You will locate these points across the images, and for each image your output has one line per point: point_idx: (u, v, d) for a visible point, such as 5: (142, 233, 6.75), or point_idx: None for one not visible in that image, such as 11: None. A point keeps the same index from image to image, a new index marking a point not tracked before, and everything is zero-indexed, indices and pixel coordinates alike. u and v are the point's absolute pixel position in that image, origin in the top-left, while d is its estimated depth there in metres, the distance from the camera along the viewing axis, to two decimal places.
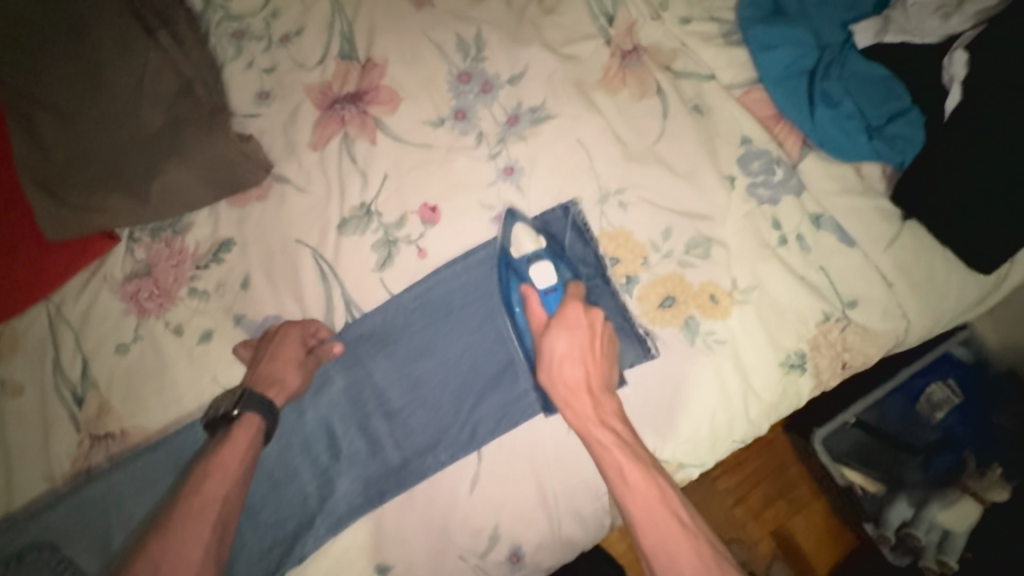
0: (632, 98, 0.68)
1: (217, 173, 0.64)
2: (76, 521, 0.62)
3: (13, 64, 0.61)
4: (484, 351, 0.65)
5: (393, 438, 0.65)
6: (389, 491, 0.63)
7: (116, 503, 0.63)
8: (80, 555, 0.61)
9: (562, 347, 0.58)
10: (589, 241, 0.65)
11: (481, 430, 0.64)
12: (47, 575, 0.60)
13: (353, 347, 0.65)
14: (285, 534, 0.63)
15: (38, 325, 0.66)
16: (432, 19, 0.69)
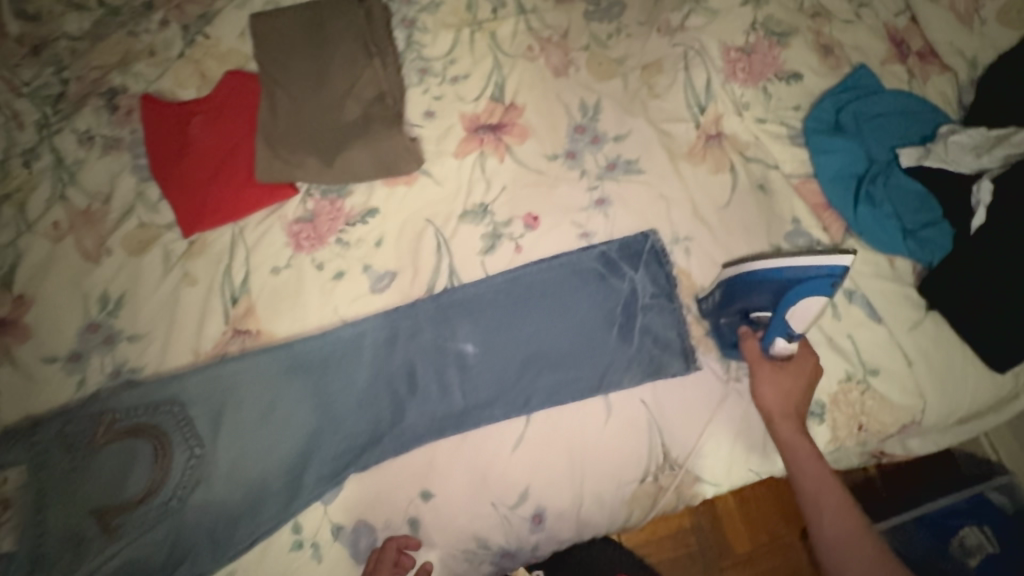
0: (708, 170, 0.85)
1: (386, 159, 0.85)
2: (203, 390, 0.77)
3: (274, 61, 0.88)
4: (554, 333, 0.79)
5: (461, 387, 0.77)
6: (448, 430, 0.75)
7: (235, 385, 0.78)
8: (197, 417, 0.76)
9: (785, 383, 0.72)
10: (664, 264, 0.80)
11: (534, 398, 0.76)
12: (171, 425, 0.75)
13: (449, 308, 0.80)
14: (357, 444, 0.75)
15: (223, 239, 0.85)
16: (565, 86, 0.90)
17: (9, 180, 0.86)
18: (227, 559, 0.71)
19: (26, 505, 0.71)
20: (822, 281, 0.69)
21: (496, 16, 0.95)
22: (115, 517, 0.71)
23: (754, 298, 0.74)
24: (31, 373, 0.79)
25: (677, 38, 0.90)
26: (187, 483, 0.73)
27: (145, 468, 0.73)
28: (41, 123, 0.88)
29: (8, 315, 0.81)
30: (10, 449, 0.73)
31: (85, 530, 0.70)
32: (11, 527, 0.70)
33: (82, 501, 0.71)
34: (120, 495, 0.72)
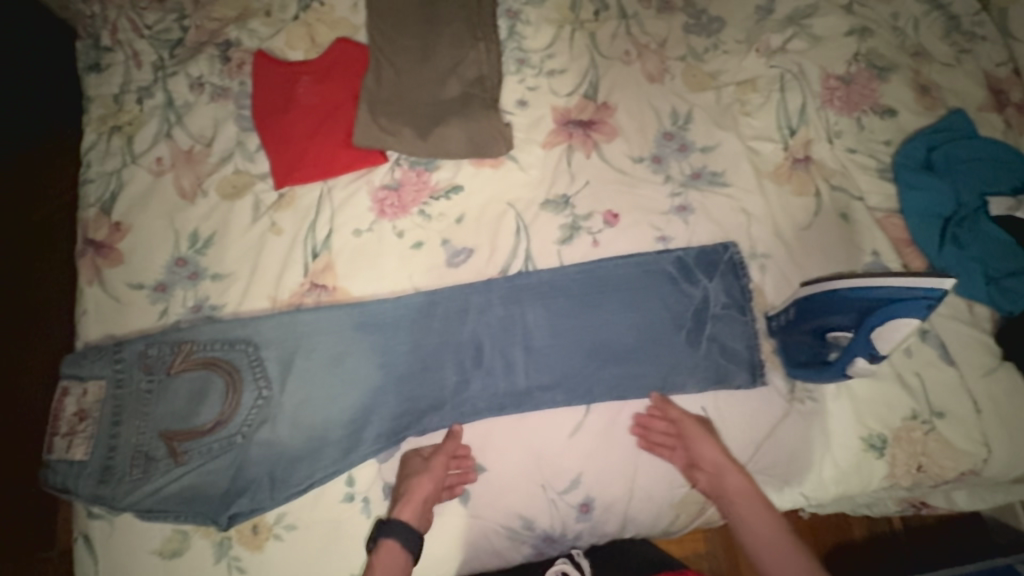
0: (792, 191, 0.86)
1: (478, 139, 0.88)
2: (276, 334, 0.79)
3: (382, 32, 0.92)
4: (621, 329, 0.80)
5: (525, 368, 0.78)
6: (508, 408, 0.77)
7: (305, 334, 0.79)
8: (268, 359, 0.78)
9: (710, 442, 0.72)
10: (741, 276, 0.81)
11: (596, 389, 0.77)
12: (243, 363, 0.77)
13: (523, 290, 0.81)
14: (417, 408, 0.77)
15: (312, 195, 0.88)
16: (658, 93, 0.92)
17: (122, 114, 0.91)
18: (282, 499, 0.73)
19: (105, 418, 0.74)
20: (915, 303, 0.66)
21: (598, 17, 0.97)
22: (182, 443, 0.74)
23: (834, 317, 0.72)
24: (119, 297, 0.83)
25: (775, 60, 0.91)
26: (252, 420, 0.75)
27: (216, 400, 0.75)
28: (157, 65, 0.93)
29: (104, 239, 0.85)
30: (94, 363, 0.76)
31: (153, 450, 0.74)
32: (88, 437, 0.74)
33: (153, 422, 0.74)
34: (190, 422, 0.74)
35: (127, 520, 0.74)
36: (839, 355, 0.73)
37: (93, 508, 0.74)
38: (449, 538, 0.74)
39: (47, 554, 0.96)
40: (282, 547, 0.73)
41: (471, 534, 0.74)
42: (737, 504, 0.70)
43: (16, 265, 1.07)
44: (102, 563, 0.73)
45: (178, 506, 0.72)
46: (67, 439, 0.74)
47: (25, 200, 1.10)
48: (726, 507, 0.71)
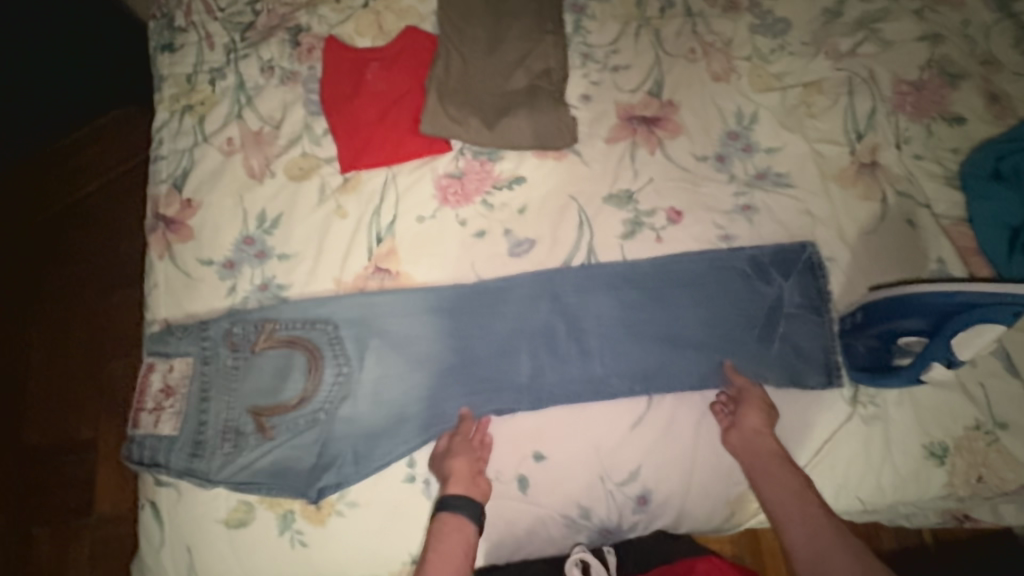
0: (858, 195, 0.85)
1: (544, 132, 0.88)
2: (354, 314, 0.81)
3: (451, 23, 0.93)
4: (692, 325, 0.80)
5: (600, 356, 0.79)
6: (585, 395, 0.78)
7: (381, 315, 0.81)
8: (346, 338, 0.80)
9: (756, 411, 0.74)
10: (817, 276, 0.81)
11: (672, 380, 0.78)
12: (323, 342, 0.80)
13: (593, 284, 0.82)
14: (490, 392, 0.78)
15: (377, 180, 0.89)
16: (723, 92, 0.92)
17: (194, 94, 0.93)
18: (365, 474, 0.75)
19: (194, 394, 0.78)
20: (998, 310, 0.66)
21: (664, 15, 0.98)
22: (269, 417, 0.76)
23: (911, 322, 0.72)
24: (189, 272, 0.85)
25: (843, 64, 0.91)
26: (334, 397, 0.77)
27: (299, 376, 0.78)
28: (229, 47, 0.95)
29: (175, 215, 0.87)
30: (181, 341, 0.81)
31: (242, 425, 0.77)
32: (174, 412, 0.78)
33: (241, 398, 0.78)
34: (277, 397, 0.77)
35: (193, 489, 0.76)
36: (911, 359, 0.74)
37: (161, 477, 0.76)
38: (507, 522, 0.75)
39: (82, 521, 1.14)
40: (344, 523, 0.75)
41: (530, 521, 0.75)
42: (768, 470, 0.71)
43: (94, 263, 1.27)
44: (169, 530, 0.75)
45: (269, 480, 0.75)
46: (154, 415, 0.78)
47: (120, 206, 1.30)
48: (754, 473, 0.72)
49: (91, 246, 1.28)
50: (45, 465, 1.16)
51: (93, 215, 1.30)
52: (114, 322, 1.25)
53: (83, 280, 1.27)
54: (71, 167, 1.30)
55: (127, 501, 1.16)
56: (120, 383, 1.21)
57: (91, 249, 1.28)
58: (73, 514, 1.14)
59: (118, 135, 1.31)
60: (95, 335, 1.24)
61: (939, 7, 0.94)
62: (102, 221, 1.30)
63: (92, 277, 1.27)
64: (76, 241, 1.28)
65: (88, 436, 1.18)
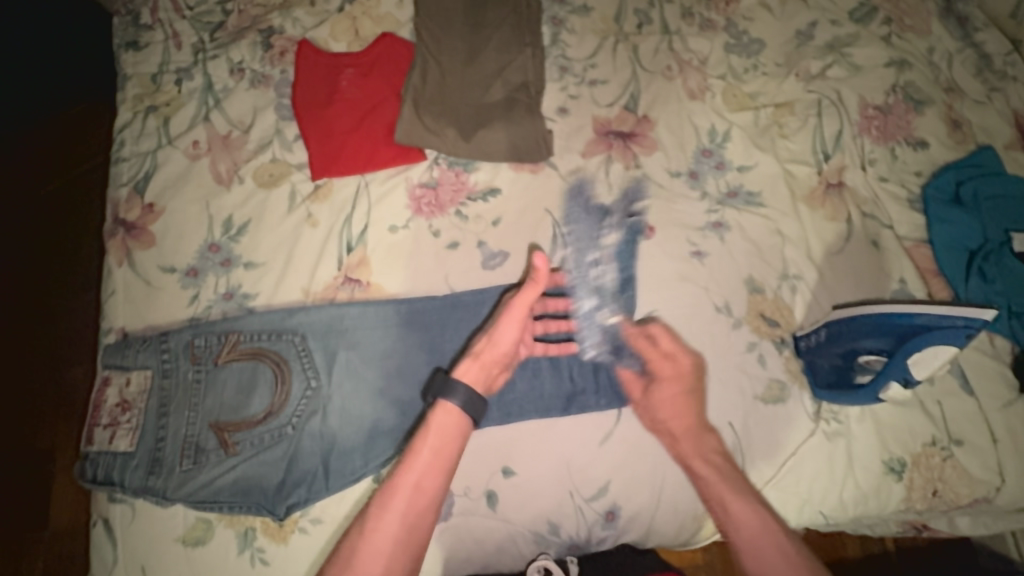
0: (825, 215, 0.87)
1: (520, 144, 0.88)
2: (323, 325, 0.79)
3: (429, 32, 0.92)
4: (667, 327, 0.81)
5: (571, 370, 0.80)
6: (554, 409, 0.78)
7: (348, 325, 0.79)
8: (315, 349, 0.78)
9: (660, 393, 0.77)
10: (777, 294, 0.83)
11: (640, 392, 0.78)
12: (291, 353, 0.77)
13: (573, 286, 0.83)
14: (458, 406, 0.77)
15: (349, 188, 0.88)
16: (698, 110, 0.93)
17: (160, 94, 0.90)
18: (336, 488, 0.73)
19: (152, 408, 0.75)
20: (956, 333, 0.68)
21: (641, 31, 0.98)
22: (233, 433, 0.74)
23: (870, 340, 0.74)
24: (149, 280, 0.82)
25: (814, 86, 0.93)
26: (302, 411, 0.75)
27: (265, 391, 0.75)
28: (198, 46, 0.92)
29: (137, 220, 0.84)
30: (140, 354, 0.77)
31: (203, 441, 0.74)
32: (132, 428, 0.75)
33: (202, 413, 0.75)
34: (241, 412, 0.74)
35: (147, 507, 0.73)
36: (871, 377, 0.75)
37: (115, 494, 0.74)
38: (473, 538, 0.74)
39: (38, 534, 1.10)
40: (305, 540, 0.73)
41: (498, 537, 0.75)
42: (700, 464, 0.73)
43: (55, 265, 1.23)
44: (121, 549, 0.73)
45: (234, 498, 0.72)
46: (109, 430, 0.75)
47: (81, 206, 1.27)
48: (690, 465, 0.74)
49: (48, 248, 1.24)
50: None
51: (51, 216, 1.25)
52: (75, 326, 1.21)
53: (37, 283, 1.22)
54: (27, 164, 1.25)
55: (84, 511, 1.11)
56: (79, 389, 1.17)
57: (47, 250, 1.24)
58: (25, 526, 1.09)
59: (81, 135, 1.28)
60: (51, 340, 1.19)
61: (905, 34, 0.97)
62: (62, 222, 1.25)
63: (48, 279, 1.22)
64: (30, 243, 1.23)
65: (40, 445, 1.14)
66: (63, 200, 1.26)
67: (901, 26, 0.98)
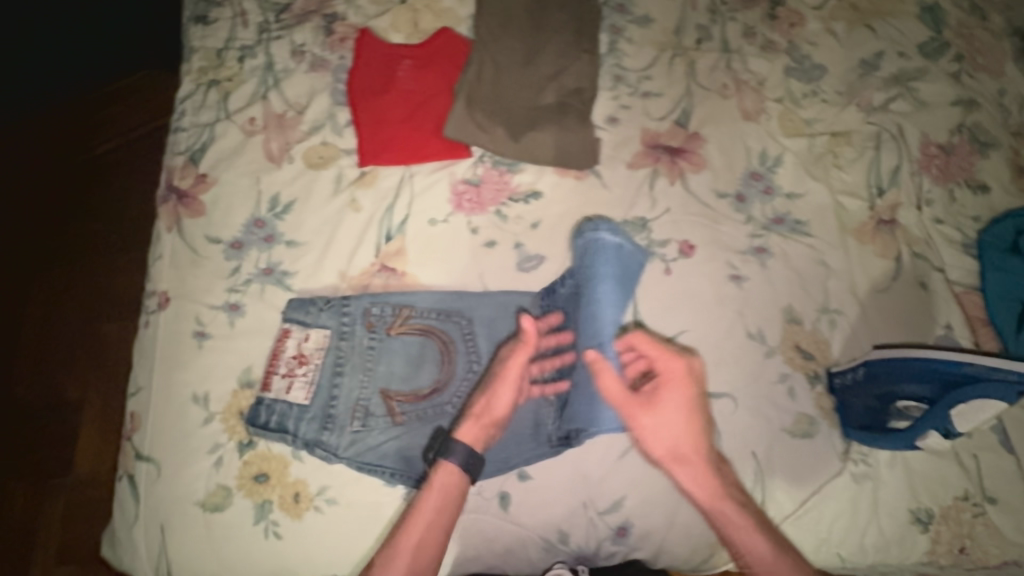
0: (873, 252, 0.85)
1: (567, 150, 0.88)
2: (499, 312, 0.82)
3: (487, 30, 0.93)
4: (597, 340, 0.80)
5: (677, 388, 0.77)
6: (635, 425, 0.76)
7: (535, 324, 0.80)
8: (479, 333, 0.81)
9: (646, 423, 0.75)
10: (817, 326, 0.81)
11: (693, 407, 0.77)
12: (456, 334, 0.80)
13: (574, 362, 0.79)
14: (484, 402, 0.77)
15: (394, 177, 0.89)
16: (751, 132, 0.91)
17: (223, 69, 0.93)
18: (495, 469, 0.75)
19: (327, 366, 0.78)
20: (1006, 388, 0.65)
21: (701, 46, 0.97)
22: (401, 404, 0.77)
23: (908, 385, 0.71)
24: (195, 248, 0.84)
25: (874, 118, 0.91)
26: (463, 391, 0.78)
27: (432, 366, 0.79)
28: (263, 26, 0.95)
29: (188, 189, 0.87)
30: (320, 313, 0.80)
31: (372, 406, 0.76)
32: (306, 382, 0.77)
33: (375, 379, 0.77)
34: (411, 383, 0.78)
35: (172, 468, 0.75)
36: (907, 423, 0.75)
37: (143, 451, 0.76)
38: (481, 538, 0.74)
39: (61, 479, 1.14)
40: (319, 520, 0.74)
41: (507, 539, 0.75)
42: (672, 468, 0.74)
43: (107, 225, 1.29)
44: (144, 506, 0.75)
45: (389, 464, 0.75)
46: (285, 381, 0.77)
47: (134, 165, 1.33)
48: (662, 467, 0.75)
49: (100, 205, 1.30)
50: (28, 418, 1.17)
51: (112, 173, 1.32)
52: (116, 285, 1.26)
53: (90, 240, 1.28)
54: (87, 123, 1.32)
55: (106, 463, 1.15)
56: (111, 346, 1.22)
57: (101, 207, 1.30)
58: (52, 470, 1.14)
59: (138, 96, 1.33)
60: (91, 296, 1.24)
61: (977, 73, 0.94)
62: (117, 182, 1.31)
63: (99, 238, 1.28)
64: (88, 199, 1.30)
65: (73, 394, 1.19)
66: (121, 158, 1.33)
67: (973, 64, 0.94)
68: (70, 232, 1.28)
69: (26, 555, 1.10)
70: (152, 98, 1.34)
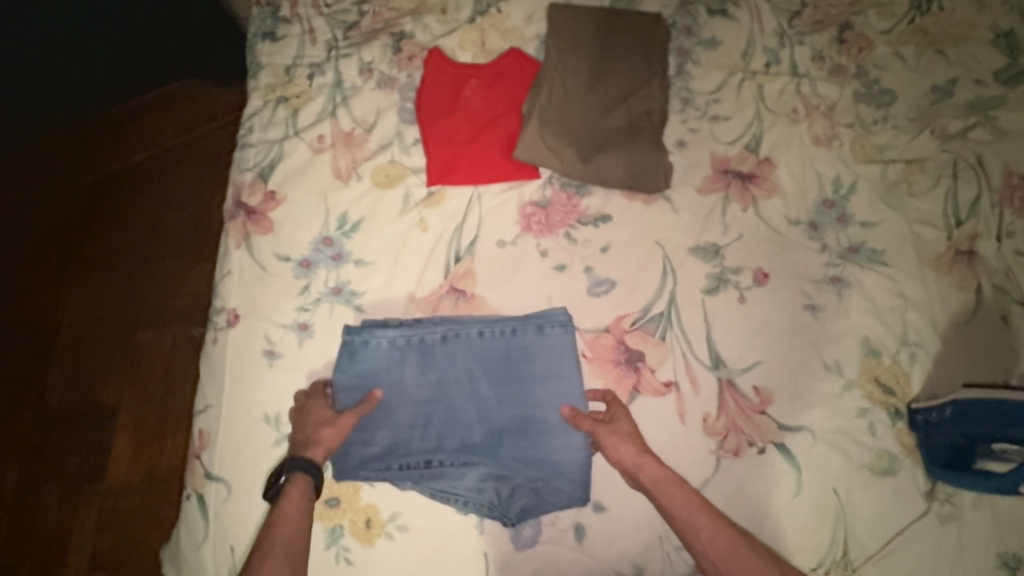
0: (952, 283, 0.83)
1: (637, 173, 0.87)
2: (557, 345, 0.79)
3: (558, 51, 0.92)
4: (418, 413, 0.75)
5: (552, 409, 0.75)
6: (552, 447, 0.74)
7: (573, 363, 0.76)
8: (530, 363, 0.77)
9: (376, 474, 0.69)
10: (895, 360, 0.80)
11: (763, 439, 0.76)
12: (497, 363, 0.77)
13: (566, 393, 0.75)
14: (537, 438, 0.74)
15: (462, 197, 0.88)
16: (823, 158, 0.90)
17: (291, 86, 0.93)
18: (563, 504, 0.73)
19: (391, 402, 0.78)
20: None
21: (769, 70, 0.96)
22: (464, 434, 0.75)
23: (1008, 431, 0.67)
24: (264, 266, 0.84)
25: (948, 146, 0.89)
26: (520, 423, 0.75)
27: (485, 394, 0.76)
28: (331, 44, 0.95)
29: (256, 206, 0.87)
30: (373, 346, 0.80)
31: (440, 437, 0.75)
32: None
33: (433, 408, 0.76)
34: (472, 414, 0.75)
35: (243, 490, 0.75)
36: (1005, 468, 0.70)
37: (213, 470, 0.75)
38: (555, 571, 0.73)
39: (95, 487, 1.13)
40: (392, 547, 0.73)
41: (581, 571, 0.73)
42: (637, 462, 0.69)
43: (151, 230, 1.29)
44: (213, 526, 0.74)
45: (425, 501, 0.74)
46: None
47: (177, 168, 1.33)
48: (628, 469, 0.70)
49: (146, 211, 1.30)
50: (67, 424, 1.17)
51: (163, 175, 1.33)
52: (157, 292, 1.25)
53: (138, 246, 1.28)
54: (140, 126, 1.35)
55: (141, 471, 1.15)
56: (149, 354, 1.21)
57: (152, 213, 1.30)
58: (89, 477, 1.14)
59: (188, 104, 1.36)
60: (133, 303, 1.24)
61: None
62: (162, 186, 1.32)
63: (143, 244, 1.28)
64: (139, 205, 1.31)
65: (111, 401, 1.18)
66: (166, 163, 1.34)
67: None
68: (121, 236, 1.29)
69: (60, 563, 1.09)
70: (206, 102, 1.37)
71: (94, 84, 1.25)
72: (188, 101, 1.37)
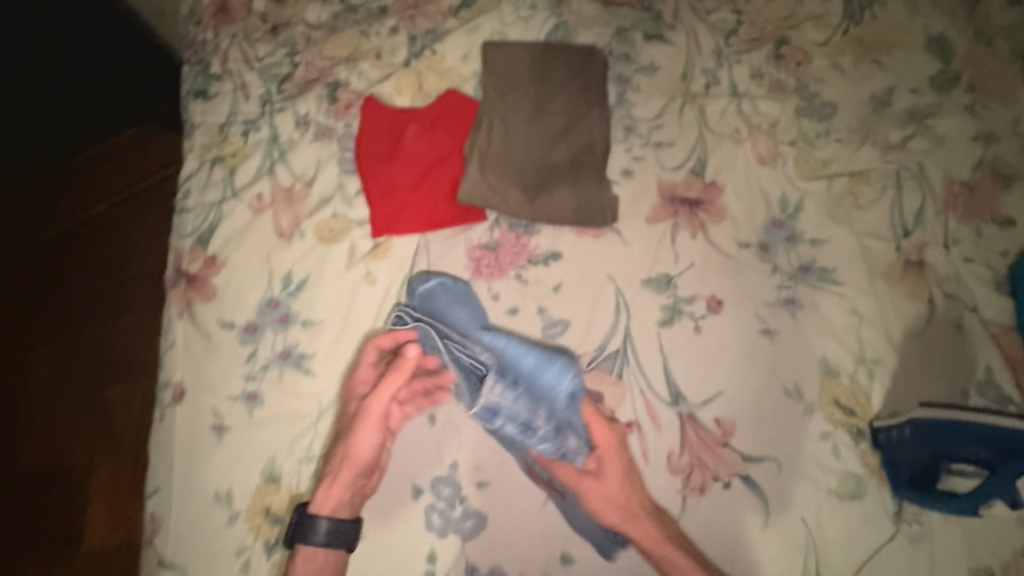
0: (904, 295, 0.83)
1: (584, 209, 0.86)
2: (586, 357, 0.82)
3: (495, 90, 0.91)
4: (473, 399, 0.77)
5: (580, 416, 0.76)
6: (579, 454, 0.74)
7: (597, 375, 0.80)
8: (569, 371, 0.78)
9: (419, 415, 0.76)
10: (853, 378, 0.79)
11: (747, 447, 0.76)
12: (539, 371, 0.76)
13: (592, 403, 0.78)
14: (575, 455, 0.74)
15: (409, 246, 0.87)
16: (769, 178, 0.90)
17: (226, 145, 0.90)
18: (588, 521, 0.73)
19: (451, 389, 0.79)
20: None
21: (709, 91, 0.96)
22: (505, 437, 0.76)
23: (972, 448, 0.71)
24: (209, 335, 0.81)
25: (891, 156, 0.90)
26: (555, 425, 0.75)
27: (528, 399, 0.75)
28: (265, 98, 0.93)
29: (197, 272, 0.84)
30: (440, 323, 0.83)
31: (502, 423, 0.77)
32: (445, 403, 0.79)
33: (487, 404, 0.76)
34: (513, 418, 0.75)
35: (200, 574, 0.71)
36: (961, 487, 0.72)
37: (166, 556, 0.72)
38: None
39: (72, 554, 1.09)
40: None
41: None
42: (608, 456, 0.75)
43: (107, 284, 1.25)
44: None
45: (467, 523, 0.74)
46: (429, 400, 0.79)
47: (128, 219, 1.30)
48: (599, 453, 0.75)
49: (99, 267, 1.26)
50: (30, 494, 1.12)
51: (117, 230, 1.30)
52: (120, 348, 1.22)
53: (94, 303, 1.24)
54: (89, 182, 1.30)
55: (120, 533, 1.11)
56: (114, 413, 1.18)
57: (107, 269, 1.27)
58: (58, 547, 1.10)
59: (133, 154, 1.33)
60: (94, 362, 1.20)
61: (990, 102, 0.92)
62: (114, 240, 1.28)
63: (100, 301, 1.24)
64: (94, 263, 1.27)
65: (75, 468, 1.14)
66: (117, 217, 1.30)
67: (986, 94, 0.93)
68: (76, 294, 1.25)
69: None
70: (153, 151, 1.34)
71: (34, 154, 1.17)
72: (135, 152, 1.33)
